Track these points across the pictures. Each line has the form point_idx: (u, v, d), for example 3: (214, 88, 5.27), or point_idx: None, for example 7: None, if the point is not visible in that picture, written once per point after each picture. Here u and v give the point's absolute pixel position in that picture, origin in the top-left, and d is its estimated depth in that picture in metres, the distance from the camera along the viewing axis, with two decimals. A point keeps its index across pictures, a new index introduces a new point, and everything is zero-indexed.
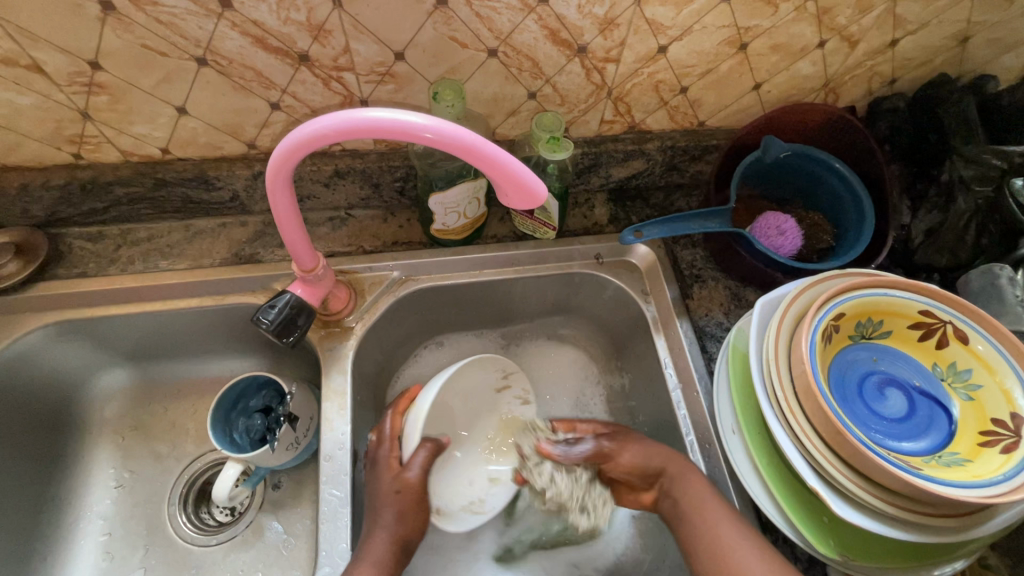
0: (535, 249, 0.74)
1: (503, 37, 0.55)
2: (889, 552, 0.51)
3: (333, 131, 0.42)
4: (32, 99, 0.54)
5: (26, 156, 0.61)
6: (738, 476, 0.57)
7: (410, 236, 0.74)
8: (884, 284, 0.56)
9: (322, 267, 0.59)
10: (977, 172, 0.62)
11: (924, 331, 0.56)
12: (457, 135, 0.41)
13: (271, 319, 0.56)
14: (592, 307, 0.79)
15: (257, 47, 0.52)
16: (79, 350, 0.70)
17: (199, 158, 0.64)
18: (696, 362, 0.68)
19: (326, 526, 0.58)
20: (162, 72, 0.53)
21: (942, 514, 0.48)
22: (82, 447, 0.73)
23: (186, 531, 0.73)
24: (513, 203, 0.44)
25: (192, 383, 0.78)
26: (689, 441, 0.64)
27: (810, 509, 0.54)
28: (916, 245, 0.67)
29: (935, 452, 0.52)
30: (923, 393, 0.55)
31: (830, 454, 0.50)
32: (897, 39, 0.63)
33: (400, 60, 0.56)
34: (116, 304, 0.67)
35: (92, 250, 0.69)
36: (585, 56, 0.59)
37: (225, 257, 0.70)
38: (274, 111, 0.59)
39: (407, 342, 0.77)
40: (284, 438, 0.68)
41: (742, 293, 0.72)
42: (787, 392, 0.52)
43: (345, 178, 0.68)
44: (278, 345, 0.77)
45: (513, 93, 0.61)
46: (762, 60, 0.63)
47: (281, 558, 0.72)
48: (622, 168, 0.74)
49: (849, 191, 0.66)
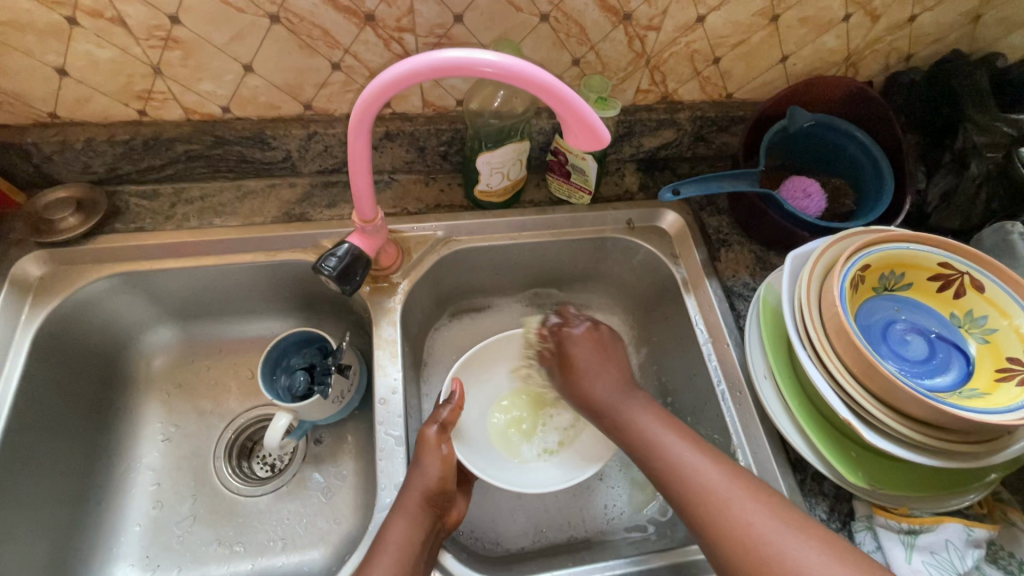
0: (571, 213, 0.77)
1: (556, 2, 0.59)
2: (912, 480, 0.56)
3: (424, 69, 0.45)
4: (109, 53, 0.57)
5: (94, 111, 0.64)
6: (770, 417, 0.62)
7: (451, 199, 0.77)
8: (907, 238, 0.60)
9: (379, 220, 0.62)
10: (988, 140, 0.66)
11: (943, 282, 0.60)
12: (540, 76, 0.44)
13: (333, 266, 0.59)
14: (622, 271, 0.83)
15: (328, 5, 0.56)
16: (134, 302, 0.73)
17: (257, 118, 0.67)
18: (726, 319, 0.71)
19: (384, 463, 0.61)
20: (236, 29, 0.57)
21: (964, 441, 0.52)
22: (131, 400, 0.76)
23: (231, 483, 0.74)
24: (578, 144, 0.48)
25: (234, 342, 0.80)
26: (721, 390, 0.68)
27: (839, 444, 0.58)
28: (931, 209, 0.72)
29: (955, 388, 0.56)
30: (942, 338, 0.60)
31: (861, 388, 0.54)
32: (915, 15, 0.67)
33: (458, 23, 0.59)
34: (172, 258, 0.70)
35: (149, 207, 0.72)
36: (629, 23, 0.62)
37: (276, 216, 0.73)
38: (334, 72, 0.63)
39: (444, 305, 0.81)
40: (335, 388, 0.70)
41: (766, 257, 0.76)
42: (820, 334, 0.56)
43: (394, 140, 0.72)
44: (320, 306, 0.79)
45: (559, 59, 0.65)
46: (791, 33, 0.67)
47: (325, 509, 0.73)
48: (653, 137, 0.78)
49: (869, 157, 0.71)
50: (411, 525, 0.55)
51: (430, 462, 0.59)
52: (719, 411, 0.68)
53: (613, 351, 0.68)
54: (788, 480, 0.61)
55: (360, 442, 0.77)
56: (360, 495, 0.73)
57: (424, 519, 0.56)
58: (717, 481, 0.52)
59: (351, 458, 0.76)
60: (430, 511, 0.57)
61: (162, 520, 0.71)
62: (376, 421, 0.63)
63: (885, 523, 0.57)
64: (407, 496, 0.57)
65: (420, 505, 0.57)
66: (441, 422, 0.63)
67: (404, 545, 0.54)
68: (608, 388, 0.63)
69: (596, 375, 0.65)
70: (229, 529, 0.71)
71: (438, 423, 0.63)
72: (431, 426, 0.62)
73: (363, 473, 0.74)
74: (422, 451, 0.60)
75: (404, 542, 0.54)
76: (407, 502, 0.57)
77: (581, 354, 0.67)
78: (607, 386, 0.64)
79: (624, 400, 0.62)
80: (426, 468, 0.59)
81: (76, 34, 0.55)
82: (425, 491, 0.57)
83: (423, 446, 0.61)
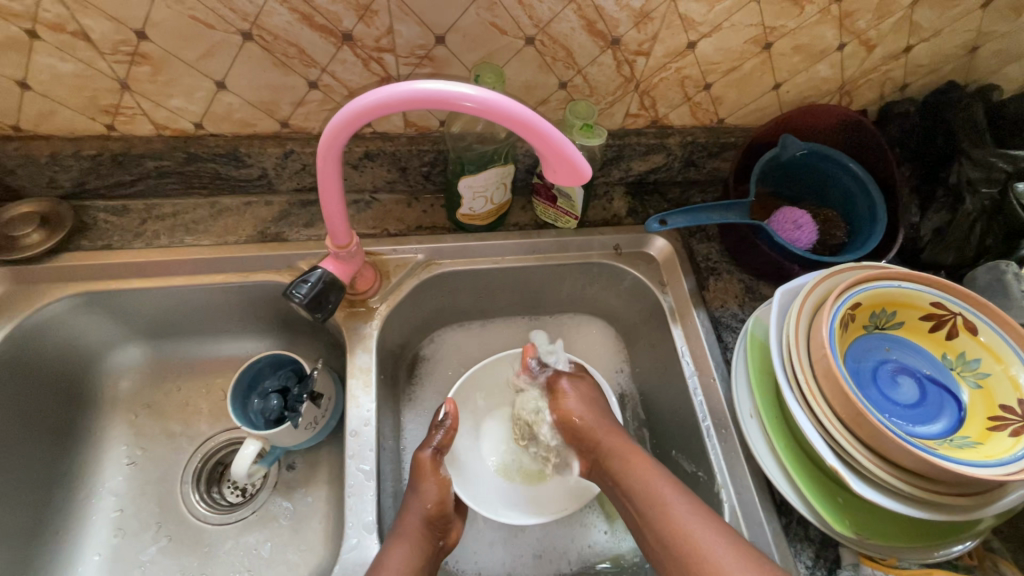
0: (557, 237, 0.75)
1: (543, 25, 0.57)
2: (900, 532, 0.54)
3: (397, 100, 0.43)
4: (73, 67, 0.55)
5: (59, 125, 0.61)
6: (755, 458, 0.60)
7: (434, 221, 0.75)
8: (900, 275, 0.58)
9: (355, 245, 0.60)
10: (983, 174, 0.65)
11: (935, 323, 0.58)
12: (516, 110, 0.42)
13: (304, 293, 0.56)
14: (608, 297, 0.81)
15: (304, 24, 0.54)
16: (100, 321, 0.70)
17: (232, 135, 0.65)
18: (713, 351, 0.69)
19: (352, 500, 0.59)
20: (205, 46, 0.55)
21: (955, 493, 0.51)
22: (97, 422, 0.73)
23: (198, 510, 0.71)
24: (559, 180, 0.46)
25: (206, 363, 0.77)
26: (706, 426, 0.65)
27: (826, 491, 0.56)
28: (924, 243, 0.69)
29: (947, 435, 0.54)
30: (932, 380, 0.58)
31: (849, 434, 0.52)
32: (911, 45, 0.66)
33: (440, 44, 0.57)
34: (139, 277, 0.67)
35: (117, 223, 0.70)
36: (618, 48, 0.61)
37: (251, 235, 0.70)
38: (311, 90, 0.60)
39: (427, 328, 0.79)
40: (306, 415, 0.67)
41: (756, 287, 0.74)
42: (808, 376, 0.54)
43: (374, 160, 0.70)
44: (293, 327, 0.76)
45: (546, 82, 0.63)
46: (784, 61, 0.65)
47: (295, 539, 0.70)
48: (642, 161, 0.76)
49: (862, 190, 0.69)
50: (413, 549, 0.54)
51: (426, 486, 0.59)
52: (703, 448, 0.65)
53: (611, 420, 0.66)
54: (773, 525, 0.59)
55: (335, 470, 0.74)
56: (332, 525, 0.70)
57: (424, 542, 0.55)
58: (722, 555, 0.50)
59: (323, 487, 0.73)
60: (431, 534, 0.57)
61: (123, 550, 0.68)
62: (347, 455, 0.61)
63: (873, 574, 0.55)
64: (409, 520, 0.57)
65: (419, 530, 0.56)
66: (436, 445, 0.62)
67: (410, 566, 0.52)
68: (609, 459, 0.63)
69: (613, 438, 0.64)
70: (193, 560, 0.68)
71: (433, 447, 0.61)
72: (426, 450, 0.61)
73: (335, 503, 0.72)
74: (419, 476, 0.60)
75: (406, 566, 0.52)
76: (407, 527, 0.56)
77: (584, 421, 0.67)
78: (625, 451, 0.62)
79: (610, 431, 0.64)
80: (424, 492, 0.59)
81: (37, 47, 0.53)
82: (424, 515, 0.57)
83: (419, 470, 0.60)
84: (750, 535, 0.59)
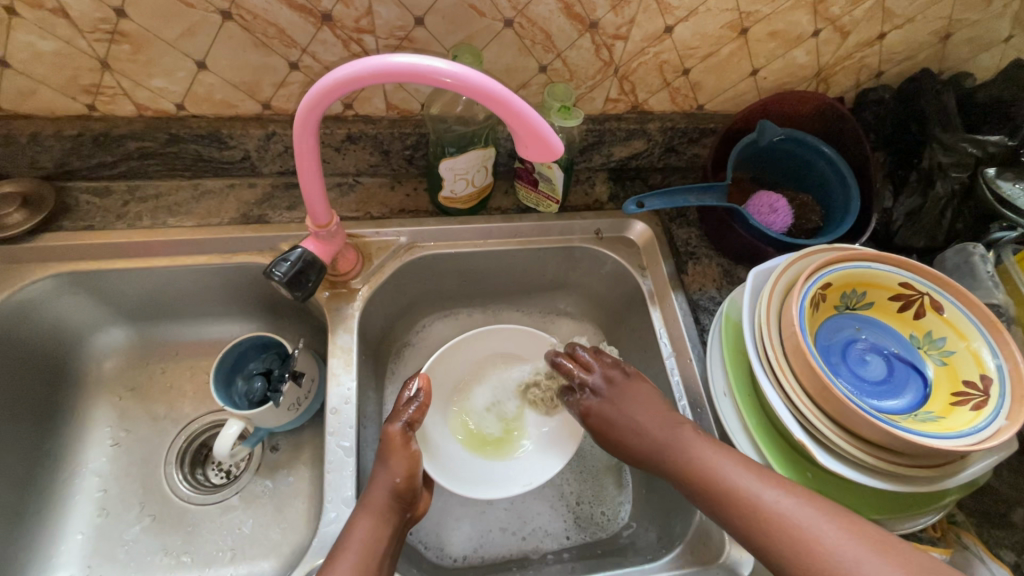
0: (539, 221, 0.76)
1: (520, 8, 0.58)
2: (865, 505, 0.55)
3: (369, 75, 0.43)
4: (52, 45, 0.55)
5: (39, 105, 0.61)
6: (728, 435, 0.61)
7: (417, 204, 0.76)
8: (870, 256, 0.60)
9: (335, 225, 0.60)
10: (954, 159, 0.66)
11: (903, 303, 0.59)
12: (486, 85, 0.43)
13: (285, 271, 0.57)
14: (589, 282, 0.82)
15: (283, 4, 0.54)
16: (82, 302, 0.71)
17: (214, 116, 0.65)
18: (690, 332, 0.70)
19: (332, 475, 0.60)
20: (185, 25, 0.55)
21: (917, 465, 0.52)
22: (80, 402, 0.73)
23: (182, 490, 0.72)
24: (532, 155, 0.47)
25: (191, 345, 0.78)
26: (682, 405, 0.67)
27: (795, 466, 0.57)
28: (897, 228, 0.71)
29: (912, 410, 0.56)
30: (899, 358, 0.59)
31: (817, 410, 0.53)
32: (884, 32, 0.67)
33: (419, 26, 0.58)
34: (122, 258, 0.68)
35: (99, 205, 0.70)
36: (596, 32, 0.61)
37: (234, 217, 0.71)
38: (292, 71, 0.61)
39: (412, 311, 0.80)
40: (289, 395, 0.68)
41: (734, 271, 0.75)
42: (778, 353, 0.56)
43: (357, 143, 0.70)
44: (276, 310, 0.77)
45: (525, 66, 0.64)
46: (760, 46, 0.66)
47: (278, 518, 0.70)
48: (623, 147, 0.76)
49: (837, 175, 0.70)
50: (379, 522, 0.54)
51: (396, 462, 0.58)
52: None
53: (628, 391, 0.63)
54: None
55: (318, 451, 0.75)
56: (314, 505, 0.71)
57: (391, 516, 0.55)
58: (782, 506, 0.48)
59: (306, 468, 0.74)
60: (399, 505, 0.56)
61: (107, 529, 0.69)
62: (327, 432, 0.62)
63: None
64: (375, 495, 0.56)
65: (387, 504, 0.55)
66: (407, 420, 0.60)
67: (376, 540, 0.52)
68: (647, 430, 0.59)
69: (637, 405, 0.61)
70: (176, 539, 0.69)
71: (403, 421, 0.60)
72: (396, 423, 0.60)
73: (317, 484, 0.72)
74: (389, 451, 0.58)
75: (373, 540, 0.52)
76: (374, 499, 0.55)
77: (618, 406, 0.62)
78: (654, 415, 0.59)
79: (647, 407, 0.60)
80: (393, 467, 0.57)
81: (16, 25, 0.53)
82: (391, 488, 0.56)
83: (389, 445, 0.59)
84: None
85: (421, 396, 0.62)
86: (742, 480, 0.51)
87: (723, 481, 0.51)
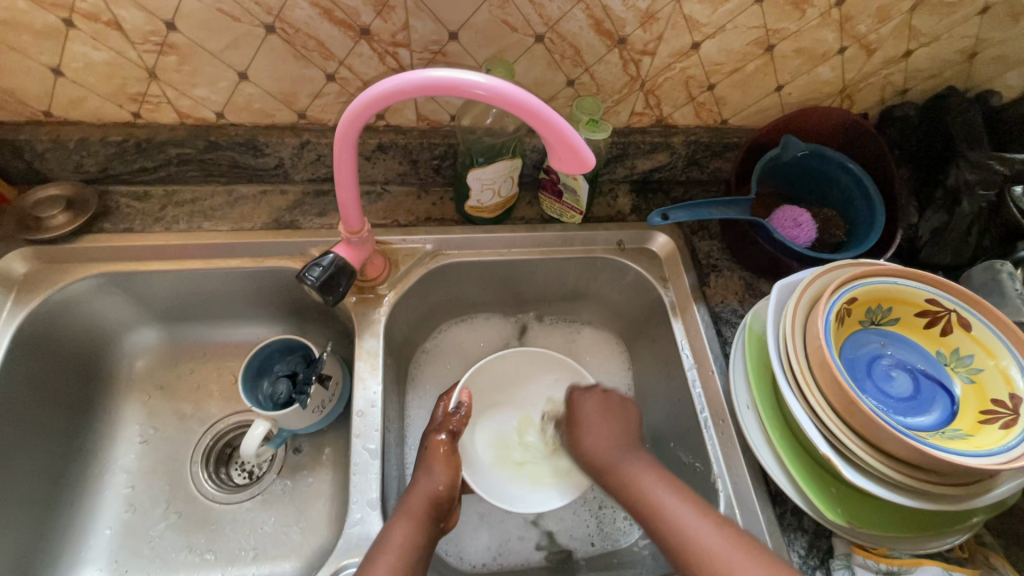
0: (562, 231, 0.77)
1: (552, 23, 0.60)
2: (891, 522, 0.55)
3: (411, 87, 0.45)
4: (104, 55, 0.58)
5: (88, 111, 0.64)
6: (751, 448, 0.61)
7: (443, 213, 0.77)
8: (896, 271, 0.60)
9: (366, 232, 0.62)
10: (980, 176, 0.66)
11: (930, 319, 0.59)
12: (522, 98, 0.44)
13: (317, 276, 0.58)
14: (611, 292, 0.82)
15: (324, 18, 0.56)
16: (119, 302, 0.73)
17: (251, 124, 0.67)
18: (712, 344, 0.70)
19: (357, 477, 0.61)
20: (231, 37, 0.57)
21: (946, 483, 0.52)
22: (113, 399, 0.75)
23: (207, 489, 0.73)
24: (564, 167, 0.48)
25: (219, 347, 0.80)
26: (703, 418, 0.67)
27: (820, 481, 0.57)
28: (922, 243, 0.70)
29: (939, 427, 0.55)
30: (926, 374, 0.59)
31: (842, 424, 0.53)
32: (911, 50, 0.68)
33: (453, 40, 0.60)
34: (159, 260, 0.70)
35: (138, 208, 0.72)
36: (625, 47, 0.63)
37: (266, 222, 0.73)
38: (329, 82, 0.63)
39: (434, 318, 0.81)
40: (314, 398, 0.69)
41: (756, 284, 0.75)
42: (803, 366, 0.56)
43: (387, 153, 0.72)
44: (302, 313, 0.78)
45: (554, 79, 0.66)
46: (786, 63, 0.67)
47: (300, 519, 0.71)
48: (647, 160, 0.77)
49: (861, 191, 0.70)
50: (414, 528, 0.54)
51: (439, 469, 0.61)
52: (701, 438, 0.67)
53: (618, 414, 0.67)
54: (767, 514, 0.60)
55: (340, 454, 0.76)
56: (335, 507, 0.72)
57: (427, 524, 0.56)
58: (713, 543, 0.50)
59: (328, 470, 0.75)
60: (434, 516, 0.57)
61: (134, 525, 0.70)
62: (353, 434, 0.63)
63: (863, 562, 0.56)
64: (412, 501, 0.57)
65: (426, 510, 0.57)
66: (451, 429, 0.64)
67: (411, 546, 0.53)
68: (613, 446, 0.63)
69: (608, 434, 0.64)
70: (201, 537, 0.70)
71: (448, 431, 0.64)
72: (441, 434, 0.63)
73: (339, 486, 0.73)
74: (432, 459, 0.61)
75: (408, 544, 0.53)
76: (413, 505, 0.56)
77: (593, 416, 0.67)
78: (608, 444, 0.63)
79: (614, 438, 0.64)
80: (436, 475, 0.60)
81: (72, 36, 0.56)
82: (431, 496, 0.58)
83: (433, 453, 0.62)
84: (744, 523, 0.61)
85: (465, 407, 0.65)
86: (685, 515, 0.53)
87: (648, 501, 0.56)
